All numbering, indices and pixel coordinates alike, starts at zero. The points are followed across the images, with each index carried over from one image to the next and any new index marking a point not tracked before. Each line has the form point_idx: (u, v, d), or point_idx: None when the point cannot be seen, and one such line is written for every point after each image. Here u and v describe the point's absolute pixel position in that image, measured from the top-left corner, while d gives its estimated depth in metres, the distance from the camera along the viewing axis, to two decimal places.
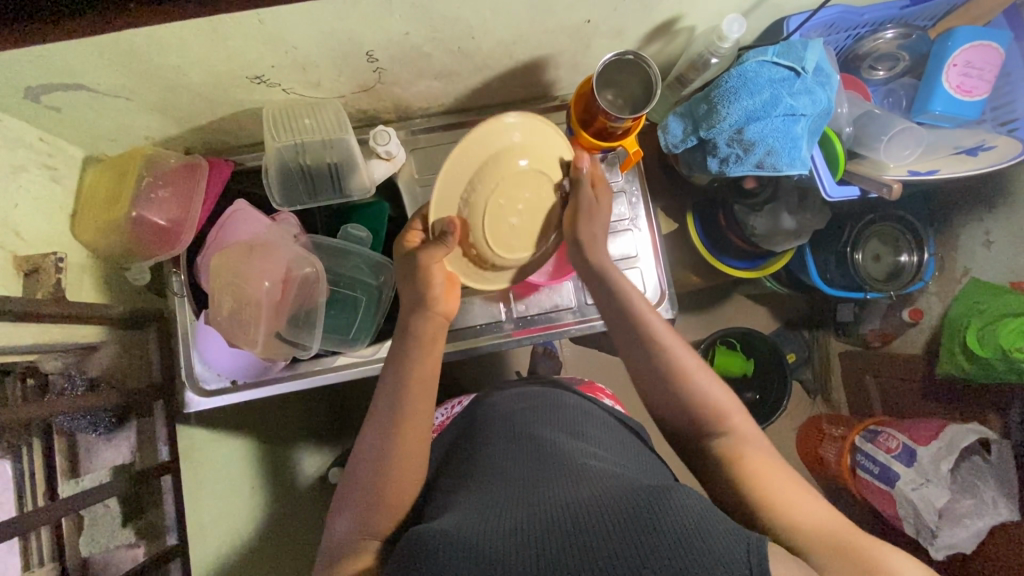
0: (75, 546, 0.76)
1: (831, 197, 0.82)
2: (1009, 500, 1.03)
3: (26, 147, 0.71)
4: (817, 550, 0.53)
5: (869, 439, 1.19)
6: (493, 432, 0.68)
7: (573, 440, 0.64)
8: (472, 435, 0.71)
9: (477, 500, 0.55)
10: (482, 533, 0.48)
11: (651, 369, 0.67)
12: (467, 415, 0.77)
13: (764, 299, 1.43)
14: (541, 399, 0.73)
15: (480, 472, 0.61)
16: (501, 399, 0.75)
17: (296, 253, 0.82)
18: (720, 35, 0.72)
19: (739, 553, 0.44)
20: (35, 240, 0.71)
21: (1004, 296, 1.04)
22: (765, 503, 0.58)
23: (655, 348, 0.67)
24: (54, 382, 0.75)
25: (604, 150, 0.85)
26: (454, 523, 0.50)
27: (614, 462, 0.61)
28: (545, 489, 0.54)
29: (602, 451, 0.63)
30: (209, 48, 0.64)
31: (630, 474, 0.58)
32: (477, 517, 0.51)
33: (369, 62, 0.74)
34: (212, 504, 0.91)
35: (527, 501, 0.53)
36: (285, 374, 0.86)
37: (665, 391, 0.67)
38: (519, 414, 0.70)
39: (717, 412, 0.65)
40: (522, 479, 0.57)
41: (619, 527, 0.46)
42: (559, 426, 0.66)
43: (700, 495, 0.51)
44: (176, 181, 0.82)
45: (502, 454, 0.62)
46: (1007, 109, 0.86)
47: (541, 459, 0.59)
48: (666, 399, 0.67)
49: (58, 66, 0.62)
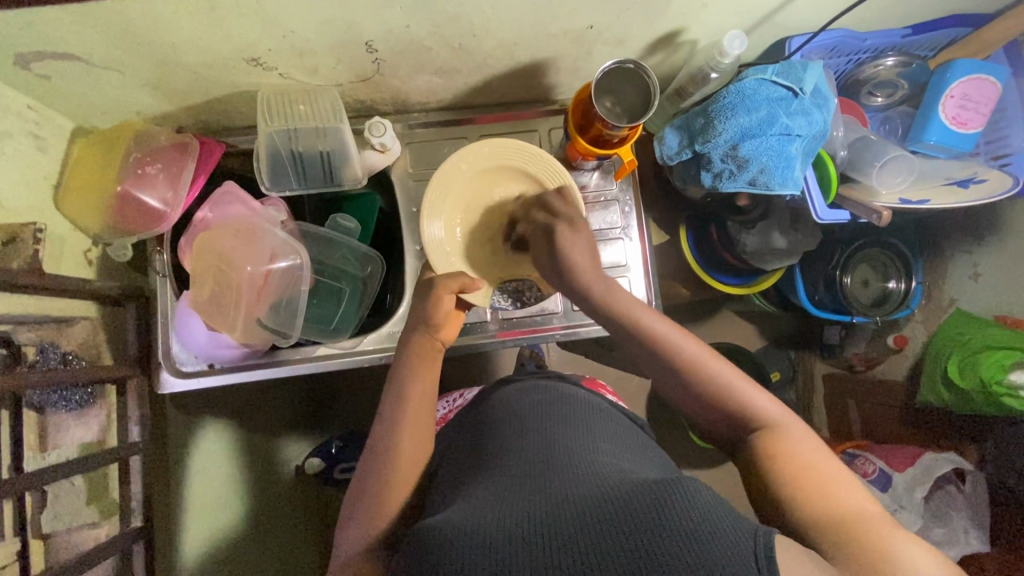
0: (39, 523, 0.74)
1: (821, 219, 0.81)
2: (978, 530, 1.05)
3: (11, 114, 0.69)
4: (837, 543, 0.50)
5: (846, 462, 1.20)
6: (503, 421, 0.67)
7: (580, 437, 0.63)
8: (480, 429, 0.69)
9: (485, 493, 0.54)
10: (482, 532, 0.47)
11: (661, 368, 0.66)
12: (473, 411, 0.76)
13: (752, 316, 1.43)
14: (558, 395, 0.72)
15: (490, 464, 0.60)
16: (515, 391, 0.74)
17: (281, 240, 0.79)
18: (721, 50, 0.72)
19: (747, 547, 0.43)
20: (15, 209, 0.70)
21: (988, 329, 1.04)
22: (794, 496, 0.55)
23: (671, 352, 0.65)
24: (27, 353, 0.73)
25: (599, 157, 0.84)
26: (456, 522, 0.49)
27: (628, 461, 0.60)
28: (552, 485, 0.53)
29: (611, 447, 0.62)
30: (206, 26, 0.64)
31: (638, 469, 0.57)
32: (486, 512, 0.50)
33: (368, 53, 0.74)
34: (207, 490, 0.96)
35: (537, 497, 0.52)
36: (265, 361, 0.86)
37: (678, 385, 0.65)
38: (534, 406, 0.69)
39: (744, 417, 0.62)
40: (533, 473, 0.56)
41: (627, 525, 0.45)
42: (568, 422, 0.65)
43: (708, 489, 0.50)
44: (166, 159, 0.81)
45: (517, 446, 0.61)
46: (1000, 144, 0.87)
47: (550, 457, 0.58)
48: (684, 398, 0.65)
49: (47, 32, 0.61)
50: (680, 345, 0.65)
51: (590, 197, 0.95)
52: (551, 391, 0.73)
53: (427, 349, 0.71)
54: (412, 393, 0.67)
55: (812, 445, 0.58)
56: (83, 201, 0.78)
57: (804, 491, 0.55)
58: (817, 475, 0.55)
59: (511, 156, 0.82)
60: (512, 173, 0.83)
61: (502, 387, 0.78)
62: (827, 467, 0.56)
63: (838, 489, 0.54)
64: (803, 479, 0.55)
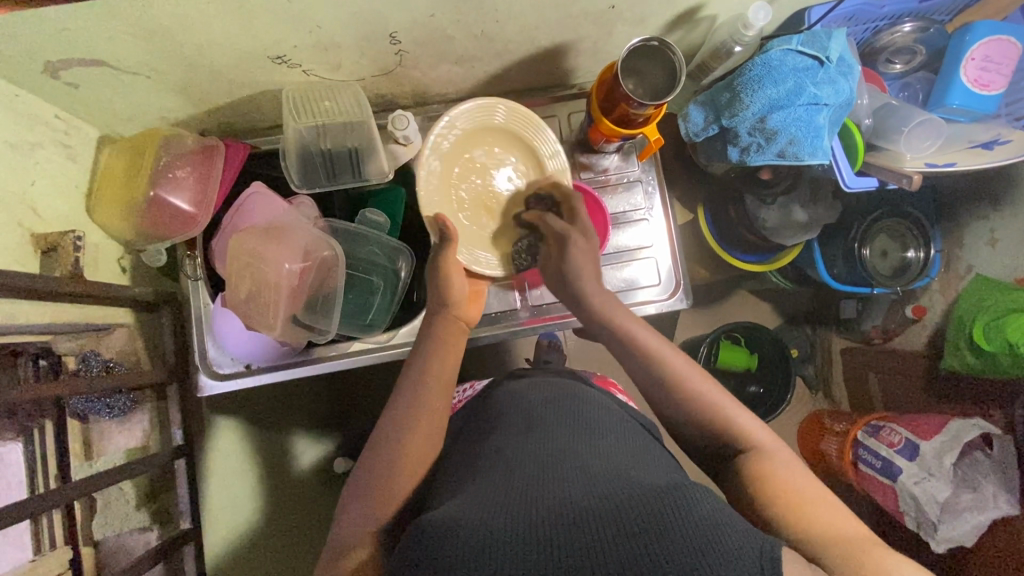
0: (89, 530, 0.75)
1: (850, 187, 0.82)
2: (1009, 494, 1.03)
3: (42, 124, 0.70)
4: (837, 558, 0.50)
5: (871, 433, 1.21)
6: (509, 418, 0.67)
7: (591, 438, 0.62)
8: (487, 423, 0.69)
9: (483, 488, 0.55)
10: (485, 524, 0.48)
11: (654, 385, 0.68)
12: (486, 397, 0.78)
13: (769, 294, 1.43)
14: (555, 392, 0.72)
15: (490, 458, 0.61)
16: (520, 386, 0.75)
17: (314, 236, 0.81)
18: (745, 23, 0.72)
19: (752, 556, 0.45)
20: (51, 219, 0.71)
21: (1010, 292, 1.04)
22: (785, 512, 0.56)
23: (662, 366, 0.68)
24: (68, 363, 0.74)
25: (623, 137, 0.84)
26: (457, 514, 0.50)
27: (627, 460, 0.60)
28: (556, 486, 0.54)
29: (622, 448, 0.62)
30: (233, 25, 0.64)
31: (642, 471, 0.58)
32: (484, 508, 0.51)
33: (392, 44, 0.74)
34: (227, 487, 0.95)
35: (538, 497, 0.52)
36: (298, 359, 0.86)
37: (673, 406, 0.67)
38: (537, 405, 0.69)
39: (736, 434, 0.64)
40: (533, 472, 0.56)
41: (633, 533, 0.46)
42: (572, 420, 0.65)
43: (716, 500, 0.51)
44: (193, 163, 0.81)
45: (517, 443, 0.62)
46: (1021, 105, 0.86)
47: (557, 455, 0.58)
48: (679, 422, 0.67)
49: (77, 39, 0.61)
50: (674, 365, 0.68)
51: (612, 179, 0.96)
52: (551, 390, 0.73)
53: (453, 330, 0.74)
54: (433, 372, 0.69)
55: (802, 470, 0.60)
56: (113, 208, 0.78)
57: (799, 511, 0.56)
58: (811, 500, 0.57)
59: (479, 116, 0.82)
60: (486, 133, 0.84)
61: (507, 383, 0.78)
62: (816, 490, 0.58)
63: (832, 518, 0.55)
64: (797, 501, 0.57)
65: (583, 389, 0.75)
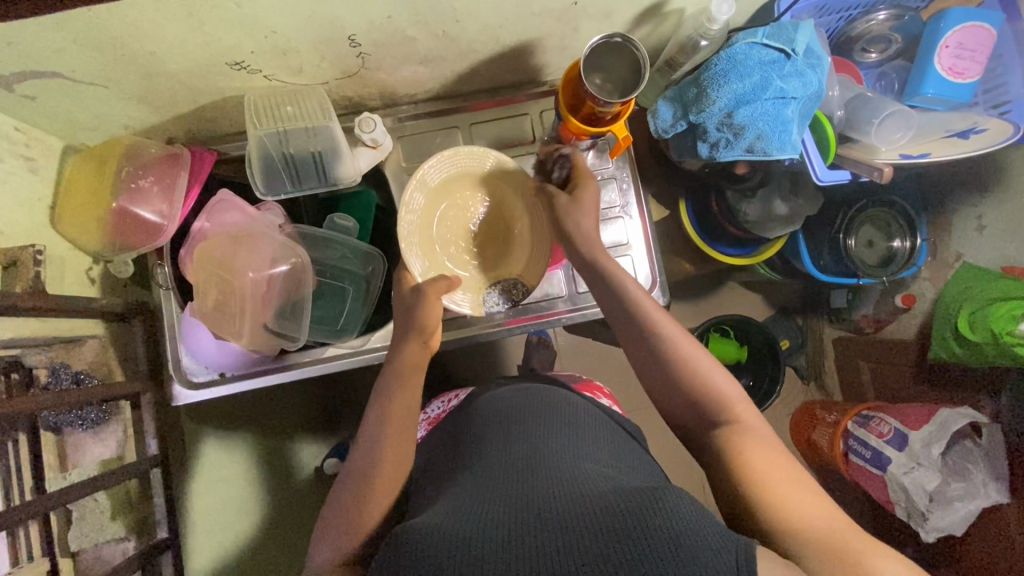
0: (65, 541, 0.75)
1: (821, 180, 0.81)
2: (998, 483, 1.03)
3: (1, 137, 0.69)
4: (814, 554, 0.51)
5: (861, 424, 1.18)
6: (488, 423, 0.67)
7: (567, 439, 0.62)
8: (468, 431, 0.69)
9: (464, 495, 0.55)
10: (457, 529, 0.48)
11: (644, 348, 0.65)
12: (463, 408, 0.76)
13: (758, 286, 1.41)
14: (527, 394, 0.72)
15: (471, 463, 0.61)
16: (499, 391, 0.75)
17: (281, 245, 0.81)
18: (709, 16, 0.71)
19: (728, 556, 0.45)
20: (13, 233, 0.70)
21: (996, 280, 1.03)
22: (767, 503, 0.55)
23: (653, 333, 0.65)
24: (39, 376, 0.74)
25: (593, 136, 0.83)
26: (432, 519, 0.50)
27: (607, 464, 0.60)
28: (536, 490, 0.53)
29: (601, 452, 0.62)
30: (188, 33, 0.63)
31: (624, 475, 0.58)
32: (464, 515, 0.51)
33: (352, 47, 0.73)
34: (223, 496, 0.98)
35: (518, 503, 0.52)
36: (273, 366, 0.86)
37: (653, 357, 0.65)
38: (518, 408, 0.68)
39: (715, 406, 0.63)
40: (513, 477, 0.56)
41: (604, 528, 0.47)
42: (553, 423, 0.65)
43: (693, 497, 0.51)
44: (157, 171, 0.81)
45: (493, 446, 0.62)
46: (999, 91, 0.85)
47: (532, 456, 0.59)
48: (662, 384, 0.65)
49: (26, 52, 0.60)
50: (663, 332, 0.64)
51: None
52: (532, 393, 0.72)
53: (418, 361, 0.68)
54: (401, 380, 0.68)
55: (775, 455, 0.59)
56: (80, 220, 0.78)
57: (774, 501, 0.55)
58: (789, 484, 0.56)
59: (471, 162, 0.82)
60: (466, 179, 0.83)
61: (488, 390, 0.78)
62: (795, 480, 0.57)
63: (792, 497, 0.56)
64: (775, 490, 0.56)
65: (563, 391, 0.75)
